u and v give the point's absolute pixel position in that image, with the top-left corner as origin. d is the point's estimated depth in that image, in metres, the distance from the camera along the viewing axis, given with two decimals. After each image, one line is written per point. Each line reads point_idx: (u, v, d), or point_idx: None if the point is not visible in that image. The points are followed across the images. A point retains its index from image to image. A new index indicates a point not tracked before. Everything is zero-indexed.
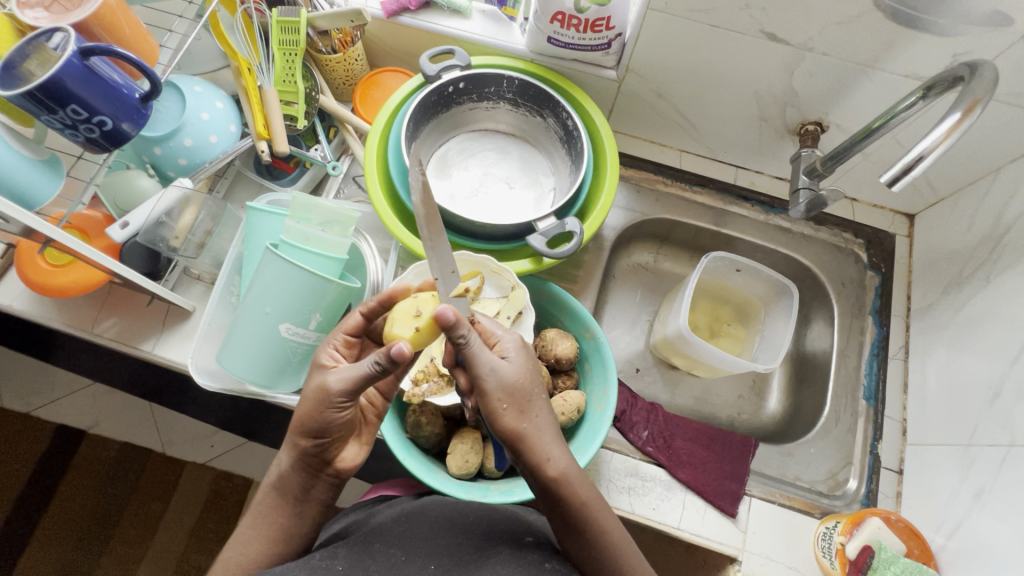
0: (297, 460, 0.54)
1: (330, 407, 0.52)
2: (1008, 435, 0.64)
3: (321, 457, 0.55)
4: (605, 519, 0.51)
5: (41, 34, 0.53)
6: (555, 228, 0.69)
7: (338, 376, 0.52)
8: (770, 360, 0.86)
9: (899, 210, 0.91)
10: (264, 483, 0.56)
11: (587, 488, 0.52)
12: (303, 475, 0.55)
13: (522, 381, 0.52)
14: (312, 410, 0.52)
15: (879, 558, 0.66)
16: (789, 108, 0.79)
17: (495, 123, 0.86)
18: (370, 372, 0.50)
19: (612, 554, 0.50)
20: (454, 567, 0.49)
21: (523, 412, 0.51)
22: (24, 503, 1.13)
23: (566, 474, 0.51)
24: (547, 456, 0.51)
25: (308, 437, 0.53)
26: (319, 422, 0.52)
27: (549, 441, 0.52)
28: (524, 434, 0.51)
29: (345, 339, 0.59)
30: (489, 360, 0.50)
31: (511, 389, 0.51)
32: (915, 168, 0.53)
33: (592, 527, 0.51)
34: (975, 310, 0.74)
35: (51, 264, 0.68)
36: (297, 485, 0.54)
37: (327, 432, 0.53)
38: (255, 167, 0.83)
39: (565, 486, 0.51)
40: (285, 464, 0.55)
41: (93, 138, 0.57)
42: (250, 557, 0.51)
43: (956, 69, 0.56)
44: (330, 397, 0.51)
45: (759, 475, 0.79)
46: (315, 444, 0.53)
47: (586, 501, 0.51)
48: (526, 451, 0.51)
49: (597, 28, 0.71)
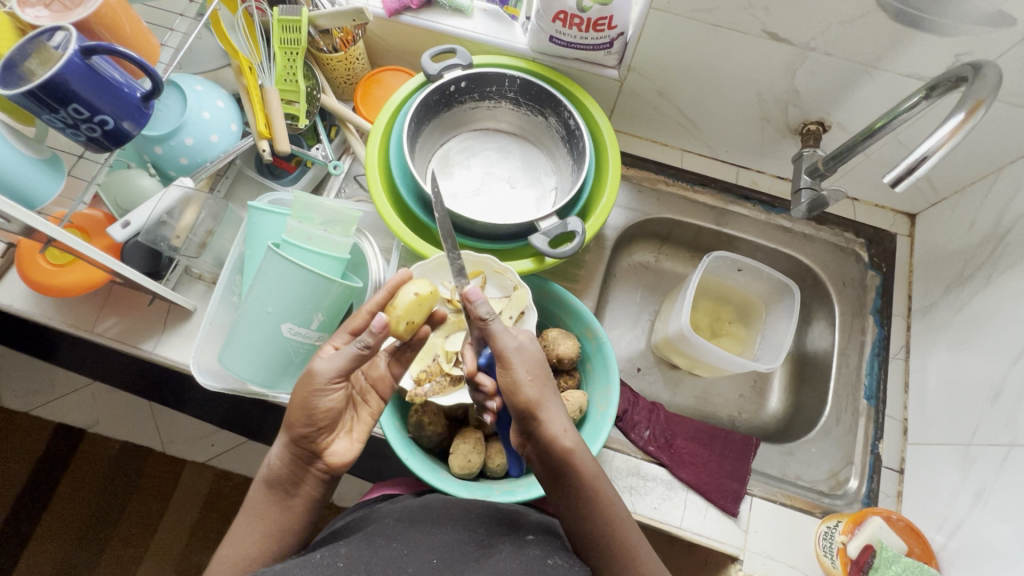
0: (288, 451, 0.55)
1: (317, 392, 0.53)
2: (1009, 435, 0.64)
3: (310, 448, 0.55)
4: (611, 494, 0.54)
5: (43, 33, 0.53)
6: (557, 228, 0.69)
7: (325, 360, 0.54)
8: (771, 360, 0.87)
9: (901, 210, 0.91)
10: (258, 478, 0.57)
11: (595, 466, 0.55)
12: (293, 468, 0.55)
13: (541, 360, 0.56)
14: (298, 395, 0.53)
15: (880, 558, 0.66)
16: (792, 107, 0.78)
17: (497, 121, 0.86)
18: (358, 355, 0.54)
19: (620, 528, 0.53)
20: (456, 565, 0.48)
21: (543, 387, 0.55)
22: (24, 502, 1.13)
23: (578, 448, 0.53)
24: (562, 428, 0.54)
25: (296, 425, 0.54)
26: (306, 408, 0.53)
27: (563, 417, 0.55)
28: (540, 405, 0.54)
29: (348, 338, 0.57)
30: (514, 338, 0.55)
31: (534, 365, 0.55)
32: (918, 168, 0.52)
33: (601, 502, 0.53)
34: (977, 309, 0.74)
35: (52, 263, 0.67)
36: (286, 477, 0.55)
37: (313, 421, 0.53)
38: (256, 166, 0.83)
39: (576, 458, 0.53)
40: (277, 456, 0.56)
41: (94, 138, 0.57)
42: (243, 558, 0.51)
43: (960, 69, 0.56)
44: (315, 381, 0.53)
45: (760, 475, 0.79)
46: (302, 433, 0.54)
47: (594, 474, 0.54)
48: (541, 422, 0.53)
49: (600, 27, 0.70)
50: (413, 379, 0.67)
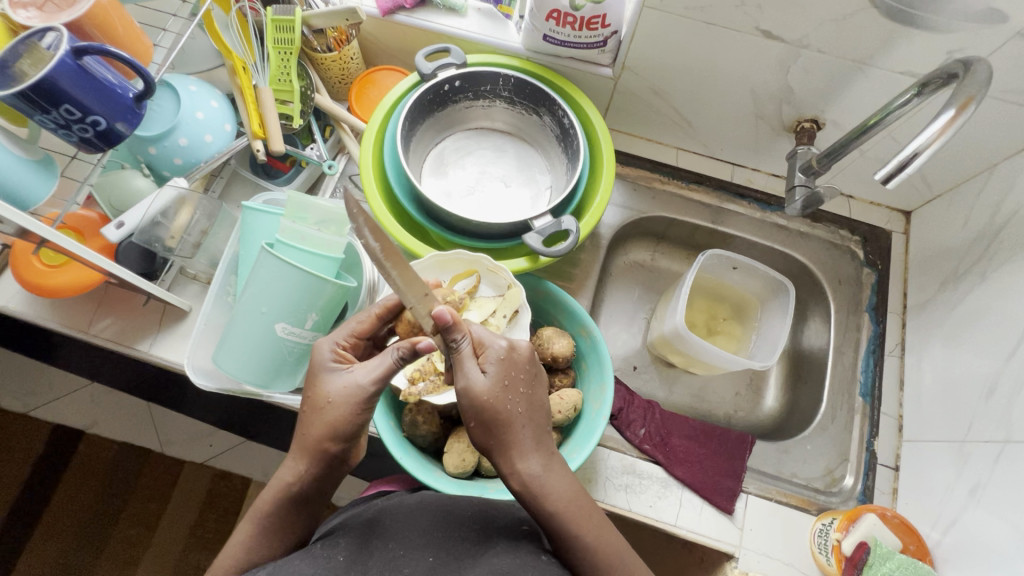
0: (316, 468, 0.52)
1: (366, 409, 0.52)
2: (1002, 431, 0.64)
3: (342, 461, 0.54)
4: (585, 522, 0.50)
5: (34, 33, 0.53)
6: (551, 227, 0.70)
7: (369, 376, 0.52)
8: (766, 358, 0.87)
9: (896, 207, 0.91)
10: (273, 495, 0.53)
11: (558, 499, 0.50)
12: (320, 481, 0.53)
13: (492, 399, 0.50)
14: (343, 411, 0.51)
15: (874, 554, 0.66)
16: (786, 105, 0.79)
17: (491, 121, 0.86)
18: (396, 365, 0.53)
19: (593, 551, 0.49)
20: (450, 562, 0.49)
21: (491, 428, 0.51)
22: (23, 504, 1.13)
23: (528, 488, 0.50)
24: (513, 470, 0.51)
25: (336, 442, 0.52)
26: (352, 425, 0.52)
27: (517, 455, 0.51)
28: (490, 448, 0.52)
29: (352, 339, 0.57)
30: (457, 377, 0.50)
31: (481, 407, 0.50)
32: (909, 165, 0.53)
33: (564, 533, 0.50)
34: (970, 306, 0.74)
35: (45, 264, 0.67)
36: (314, 491, 0.53)
37: (354, 436, 0.52)
38: (250, 166, 0.83)
39: (529, 497, 0.50)
40: (301, 473, 0.52)
41: (87, 138, 0.57)
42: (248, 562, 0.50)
43: (950, 66, 0.56)
44: (364, 397, 0.52)
45: (755, 472, 0.79)
46: (340, 450, 0.52)
47: (556, 509, 0.50)
48: (497, 461, 0.52)
49: (593, 25, 0.71)
50: (406, 378, 0.68)
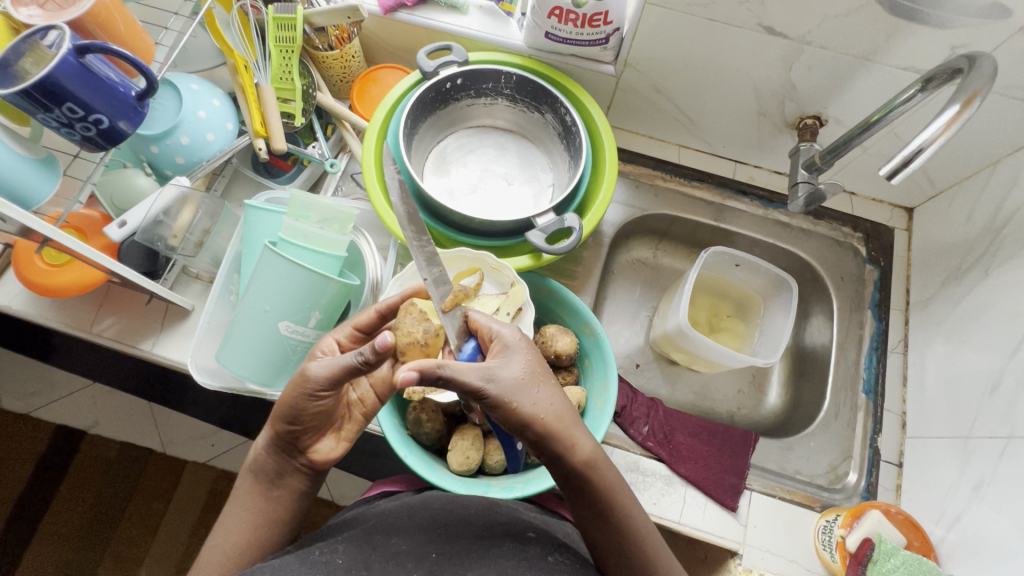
0: (274, 442, 0.56)
1: (307, 396, 0.51)
2: (1007, 427, 0.64)
3: (297, 445, 0.56)
4: (630, 507, 0.52)
5: (36, 32, 0.52)
6: (553, 224, 0.69)
7: (318, 365, 0.51)
8: (769, 355, 0.87)
9: (899, 204, 0.91)
10: (245, 467, 0.58)
11: (615, 477, 0.52)
12: (277, 458, 0.56)
13: (522, 379, 0.49)
14: (289, 395, 0.52)
15: (879, 551, 0.66)
16: (788, 102, 0.78)
17: (493, 119, 0.85)
18: (355, 365, 0.50)
19: (635, 539, 0.50)
20: (454, 560, 0.49)
21: (535, 406, 0.49)
22: (25, 504, 1.13)
23: (593, 458, 0.50)
24: (572, 442, 0.50)
25: (284, 421, 0.54)
26: (294, 408, 0.52)
27: (570, 426, 0.50)
28: (547, 427, 0.49)
29: (350, 332, 0.58)
30: (478, 373, 0.47)
31: (513, 390, 0.48)
32: (914, 161, 0.53)
33: (620, 513, 0.51)
34: (974, 302, 0.74)
35: (48, 263, 0.67)
36: (271, 468, 0.56)
37: (300, 420, 0.53)
38: (253, 165, 0.83)
39: (594, 471, 0.50)
40: (263, 444, 0.57)
41: (89, 137, 0.57)
42: (223, 543, 0.52)
43: (954, 61, 0.55)
44: (307, 384, 0.51)
45: (759, 469, 0.79)
46: (289, 431, 0.54)
47: (613, 488, 0.51)
48: (550, 442, 0.49)
49: (595, 22, 0.71)
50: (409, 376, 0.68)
